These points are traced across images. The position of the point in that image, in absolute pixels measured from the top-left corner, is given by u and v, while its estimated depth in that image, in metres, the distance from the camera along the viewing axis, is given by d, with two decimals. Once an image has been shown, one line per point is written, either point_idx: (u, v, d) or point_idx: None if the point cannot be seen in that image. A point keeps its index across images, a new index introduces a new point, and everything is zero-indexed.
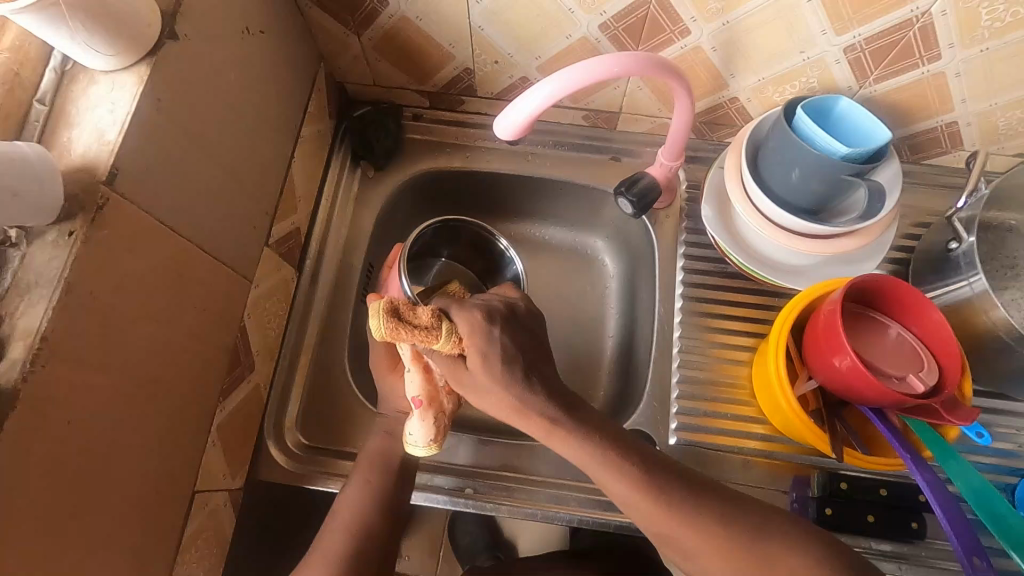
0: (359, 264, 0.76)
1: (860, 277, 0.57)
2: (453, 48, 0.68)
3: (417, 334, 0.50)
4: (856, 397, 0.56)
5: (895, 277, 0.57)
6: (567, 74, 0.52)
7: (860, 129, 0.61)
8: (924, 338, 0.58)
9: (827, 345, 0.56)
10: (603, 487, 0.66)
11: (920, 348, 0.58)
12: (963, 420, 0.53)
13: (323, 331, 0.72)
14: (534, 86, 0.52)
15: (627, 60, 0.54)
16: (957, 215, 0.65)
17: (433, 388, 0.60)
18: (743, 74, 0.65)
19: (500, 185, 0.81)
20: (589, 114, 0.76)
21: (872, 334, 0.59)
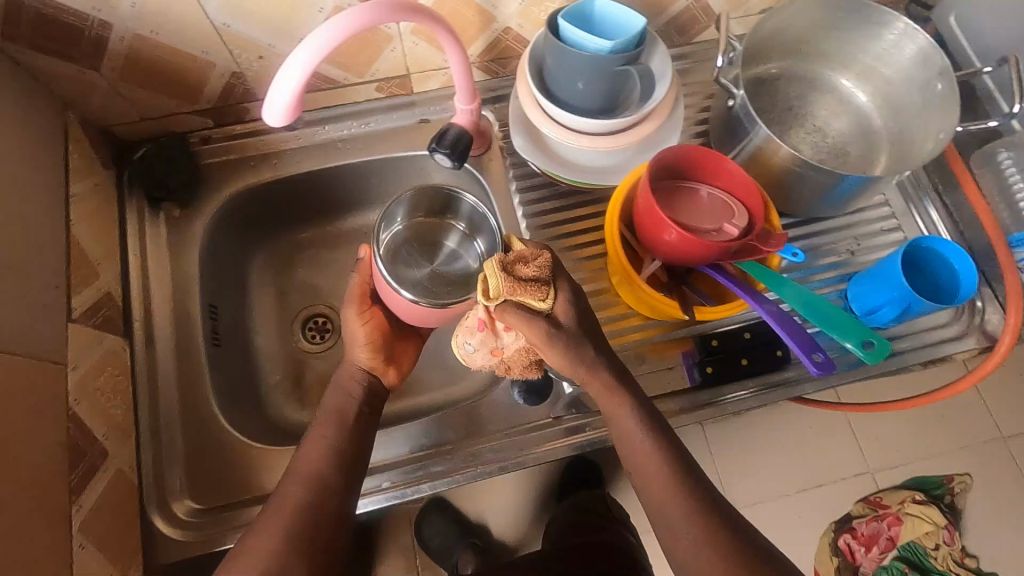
0: (196, 309, 0.70)
1: (658, 155, 0.62)
2: (208, 54, 0.63)
3: (534, 286, 0.49)
4: (694, 260, 0.61)
5: (684, 145, 0.62)
6: (316, 39, 0.49)
7: (616, 21, 0.64)
8: (727, 190, 0.64)
9: (653, 225, 0.60)
10: (513, 429, 0.68)
11: (729, 198, 0.63)
12: (776, 245, 0.59)
13: (182, 390, 0.67)
14: (288, 60, 0.48)
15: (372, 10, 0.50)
16: (720, 74, 0.69)
17: (505, 339, 0.55)
18: (505, 1, 0.66)
19: (321, 181, 0.79)
20: (382, 85, 0.75)
21: (688, 202, 0.64)
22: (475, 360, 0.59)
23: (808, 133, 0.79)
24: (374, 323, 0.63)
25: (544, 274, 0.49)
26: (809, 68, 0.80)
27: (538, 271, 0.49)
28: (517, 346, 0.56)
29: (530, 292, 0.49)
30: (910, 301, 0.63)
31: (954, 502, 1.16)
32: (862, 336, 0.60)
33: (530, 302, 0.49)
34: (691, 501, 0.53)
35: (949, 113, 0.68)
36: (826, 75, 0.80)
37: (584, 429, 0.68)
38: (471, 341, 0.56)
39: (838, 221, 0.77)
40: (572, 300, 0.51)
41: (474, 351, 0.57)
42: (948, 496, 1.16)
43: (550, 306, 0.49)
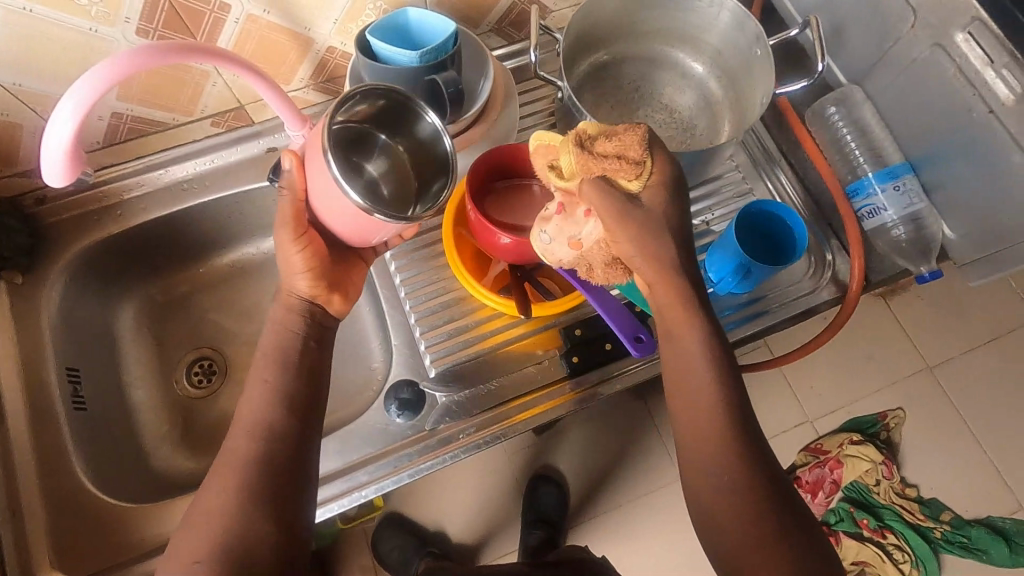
0: (51, 375, 0.68)
1: (480, 161, 0.63)
2: (9, 116, 0.61)
3: (618, 164, 0.47)
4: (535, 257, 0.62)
5: (500, 146, 0.63)
6: (66, 104, 0.47)
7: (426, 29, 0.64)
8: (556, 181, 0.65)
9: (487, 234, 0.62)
10: (389, 446, 0.67)
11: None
12: None
13: (43, 464, 0.65)
14: (48, 130, 0.47)
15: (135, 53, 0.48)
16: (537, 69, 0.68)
17: (579, 228, 0.54)
18: (316, 23, 0.65)
19: (175, 223, 0.77)
20: (217, 119, 0.74)
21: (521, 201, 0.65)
22: (554, 253, 0.58)
23: (653, 111, 0.81)
24: (312, 251, 0.56)
25: (632, 151, 0.47)
26: (648, 48, 0.82)
27: (636, 148, 0.47)
28: (597, 238, 0.53)
29: (624, 172, 0.47)
30: (747, 266, 0.65)
31: (890, 437, 1.15)
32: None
33: (613, 176, 0.47)
34: (719, 420, 0.51)
35: (769, 76, 0.70)
36: (664, 52, 0.82)
37: (460, 435, 0.67)
38: (547, 230, 0.57)
39: (694, 192, 0.77)
40: (661, 190, 0.49)
41: (551, 245, 0.57)
42: (883, 432, 1.15)
43: (638, 187, 0.48)
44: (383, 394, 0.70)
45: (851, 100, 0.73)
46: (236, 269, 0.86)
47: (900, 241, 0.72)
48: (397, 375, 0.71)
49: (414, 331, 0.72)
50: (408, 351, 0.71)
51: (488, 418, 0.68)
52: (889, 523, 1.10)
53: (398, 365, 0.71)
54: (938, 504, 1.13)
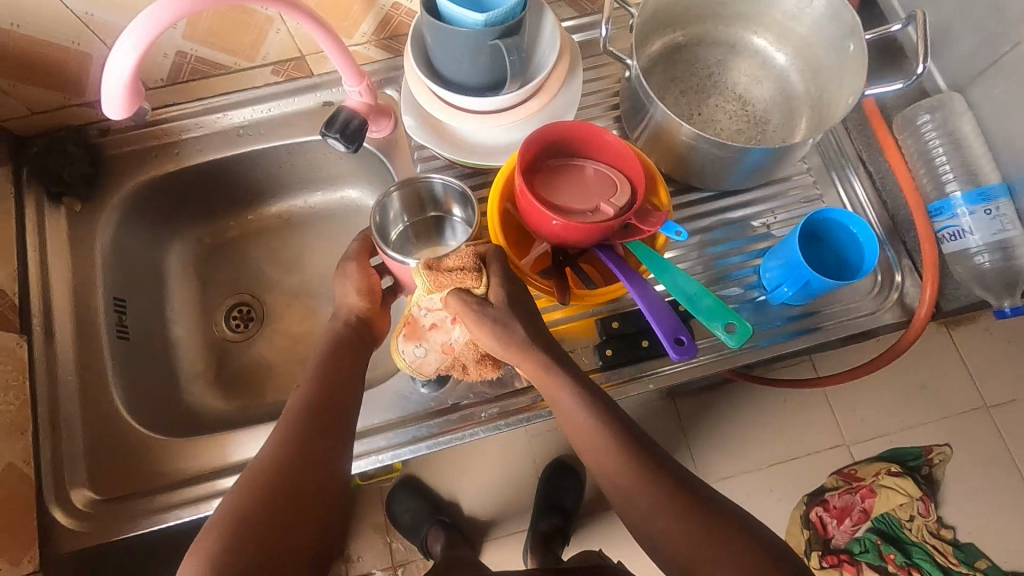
0: (98, 303, 0.71)
1: (536, 134, 0.59)
2: (80, 45, 0.62)
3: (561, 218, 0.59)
4: (579, 243, 0.58)
5: (559, 121, 0.59)
6: (127, 36, 0.46)
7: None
8: (607, 163, 0.61)
9: (536, 214, 0.57)
10: (410, 416, 0.67)
11: (614, 173, 0.60)
12: (660, 224, 0.57)
13: (82, 386, 0.67)
14: (108, 61, 0.47)
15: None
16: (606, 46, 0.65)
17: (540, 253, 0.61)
18: None
19: (227, 169, 0.78)
20: (277, 67, 0.73)
21: (569, 180, 0.61)
22: (424, 369, 0.63)
23: (725, 101, 0.76)
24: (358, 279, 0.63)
25: (470, 262, 0.57)
26: (728, 31, 0.77)
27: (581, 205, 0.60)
28: (464, 340, 0.61)
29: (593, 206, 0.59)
30: (809, 277, 0.60)
31: (932, 474, 1.03)
32: (722, 319, 0.57)
33: (461, 285, 0.57)
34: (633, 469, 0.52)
35: (859, 74, 0.64)
36: (745, 39, 0.76)
37: (481, 414, 0.66)
38: (420, 344, 0.62)
39: (756, 192, 0.72)
40: (506, 289, 0.57)
41: (424, 358, 0.62)
42: (925, 466, 1.03)
43: (484, 291, 0.57)
44: None
45: (949, 108, 0.66)
46: (282, 221, 0.87)
47: (983, 266, 0.66)
48: None
49: None
50: None
51: (511, 401, 0.67)
52: (917, 561, 1.00)
53: None
54: (975, 549, 1.01)
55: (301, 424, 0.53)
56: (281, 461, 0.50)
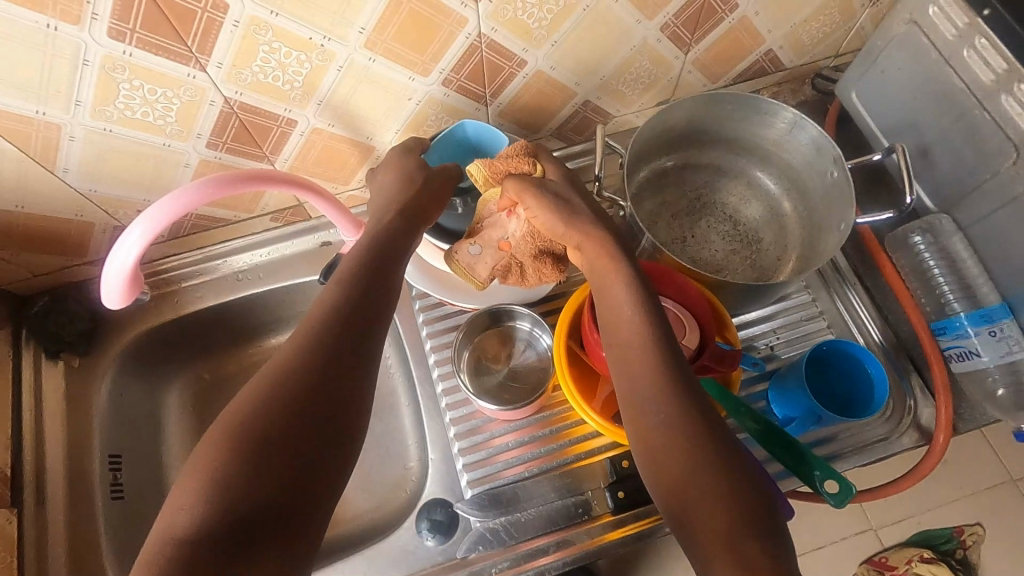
0: (93, 463, 0.69)
1: None
2: (83, 216, 0.63)
3: (515, 158, 0.62)
4: None
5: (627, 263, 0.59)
6: (132, 233, 0.50)
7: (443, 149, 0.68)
8: (682, 301, 0.60)
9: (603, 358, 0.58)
10: (417, 574, 0.64)
11: (681, 311, 0.59)
12: (733, 364, 0.56)
13: (73, 555, 0.64)
14: (110, 254, 0.51)
15: (202, 190, 0.51)
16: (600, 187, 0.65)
17: (508, 224, 0.64)
18: (378, 132, 0.66)
19: (227, 310, 0.78)
20: (275, 215, 0.75)
21: None
22: (477, 272, 0.65)
23: (716, 222, 0.77)
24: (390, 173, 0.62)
25: (523, 152, 0.63)
26: (714, 155, 0.79)
27: (513, 149, 0.63)
28: (521, 231, 0.64)
29: (519, 156, 0.63)
30: (817, 413, 0.59)
31: (967, 558, 0.88)
32: (828, 472, 0.53)
33: (517, 170, 0.62)
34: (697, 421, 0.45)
35: (846, 200, 0.66)
36: (730, 161, 0.79)
37: (492, 568, 0.63)
38: (476, 243, 0.65)
39: (753, 314, 0.71)
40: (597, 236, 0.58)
41: (477, 257, 0.65)
42: (959, 550, 0.88)
43: (539, 175, 0.63)
44: (415, 511, 0.67)
45: (940, 230, 0.68)
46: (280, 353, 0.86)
47: (995, 390, 0.65)
48: (431, 492, 0.68)
49: (450, 445, 0.69)
50: (444, 465, 0.69)
51: (524, 551, 0.64)
52: None
53: (432, 481, 0.68)
54: None
55: (307, 357, 0.43)
56: (276, 405, 0.41)
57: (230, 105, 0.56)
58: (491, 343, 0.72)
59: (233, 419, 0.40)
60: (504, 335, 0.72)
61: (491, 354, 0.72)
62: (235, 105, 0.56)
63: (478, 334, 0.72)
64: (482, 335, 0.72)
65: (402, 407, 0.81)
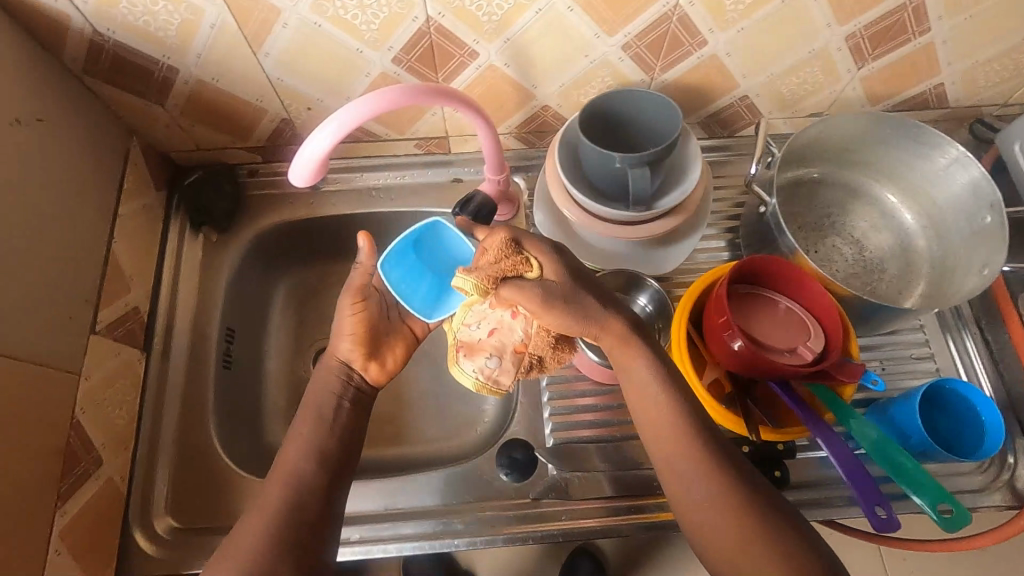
0: (213, 331, 0.74)
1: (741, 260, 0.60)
2: (261, 102, 0.68)
3: (511, 257, 0.54)
4: (756, 372, 0.59)
5: (765, 257, 0.60)
6: (331, 123, 0.52)
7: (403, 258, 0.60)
8: (808, 307, 0.61)
9: (721, 333, 0.59)
10: (489, 503, 0.67)
11: (805, 314, 0.61)
12: (853, 377, 0.56)
13: (184, 407, 0.70)
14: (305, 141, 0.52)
15: (404, 94, 0.53)
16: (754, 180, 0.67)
17: (514, 327, 0.59)
18: (544, 83, 0.68)
19: (352, 224, 0.82)
20: (421, 143, 0.78)
21: (760, 310, 0.62)
22: (498, 384, 0.60)
23: (842, 243, 0.77)
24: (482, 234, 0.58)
25: (506, 251, 0.54)
26: (855, 177, 0.78)
27: (500, 253, 0.54)
28: (530, 330, 0.59)
29: (502, 251, 0.54)
30: (924, 444, 0.58)
31: None
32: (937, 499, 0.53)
33: (511, 272, 0.54)
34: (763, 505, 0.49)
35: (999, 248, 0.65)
36: (870, 187, 0.78)
37: (562, 516, 0.66)
38: (472, 359, 0.60)
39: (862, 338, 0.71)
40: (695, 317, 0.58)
41: (497, 369, 0.60)
42: None
43: (537, 275, 0.55)
44: (496, 445, 0.70)
45: None
46: None
47: None
48: (514, 433, 0.71)
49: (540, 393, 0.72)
50: (530, 411, 0.71)
51: (594, 508, 0.66)
52: None
53: (517, 423, 0.71)
54: None
55: (285, 486, 0.55)
56: (241, 534, 0.51)
57: (429, 25, 0.59)
58: None
59: (254, 529, 0.51)
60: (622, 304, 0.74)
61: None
62: (433, 25, 0.59)
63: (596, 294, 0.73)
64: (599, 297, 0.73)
65: None
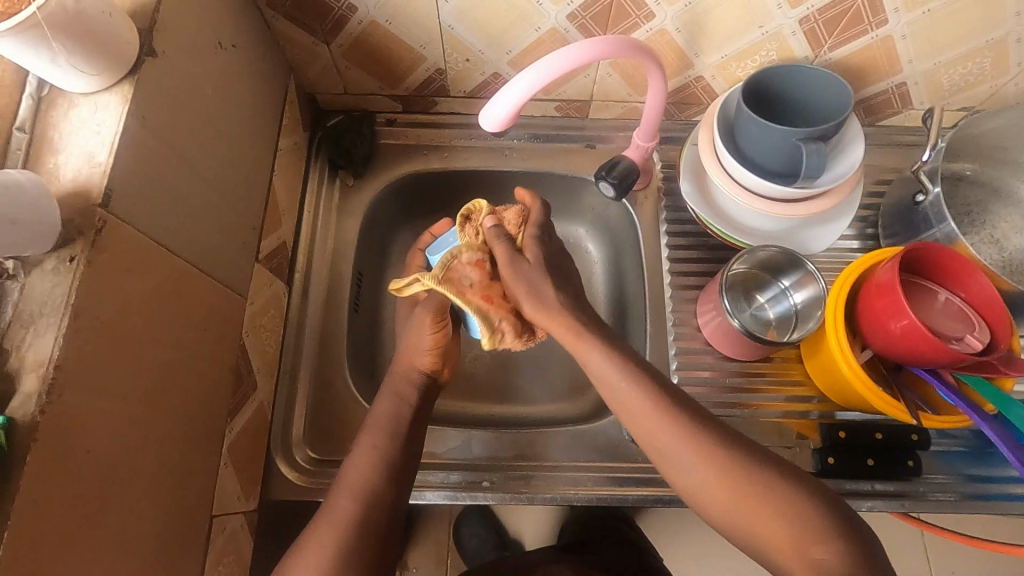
0: (348, 273, 0.76)
1: (912, 245, 0.60)
2: (424, 49, 0.68)
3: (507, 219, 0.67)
4: (913, 358, 0.58)
5: (936, 246, 0.59)
6: (525, 78, 0.52)
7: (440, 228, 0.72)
8: (970, 301, 0.61)
9: (883, 314, 0.59)
10: (616, 464, 0.68)
11: (968, 310, 0.61)
12: (1020, 372, 0.56)
13: (320, 343, 0.71)
14: (498, 96, 0.53)
15: (599, 46, 0.53)
16: (922, 168, 0.66)
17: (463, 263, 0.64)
18: (707, 52, 0.68)
19: (479, 182, 0.82)
20: (561, 105, 0.78)
21: (916, 301, 0.62)
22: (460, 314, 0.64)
23: (982, 242, 0.75)
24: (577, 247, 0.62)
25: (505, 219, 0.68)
26: (998, 177, 0.77)
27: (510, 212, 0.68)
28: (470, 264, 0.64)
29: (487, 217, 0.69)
30: None
31: None
32: None
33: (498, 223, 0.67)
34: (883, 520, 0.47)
35: None
36: (1015, 188, 0.76)
37: None
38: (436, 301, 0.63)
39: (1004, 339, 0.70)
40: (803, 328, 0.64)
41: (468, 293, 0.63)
42: None
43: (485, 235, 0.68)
44: None
45: None
46: None
47: None
48: None
49: (668, 364, 0.72)
50: None
51: None
52: None
53: None
54: None
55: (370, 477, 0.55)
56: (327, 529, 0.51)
57: None
58: (747, 284, 0.72)
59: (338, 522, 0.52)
60: (764, 283, 0.72)
61: (741, 287, 0.72)
62: None
63: (741, 269, 0.71)
64: (744, 273, 0.72)
65: None
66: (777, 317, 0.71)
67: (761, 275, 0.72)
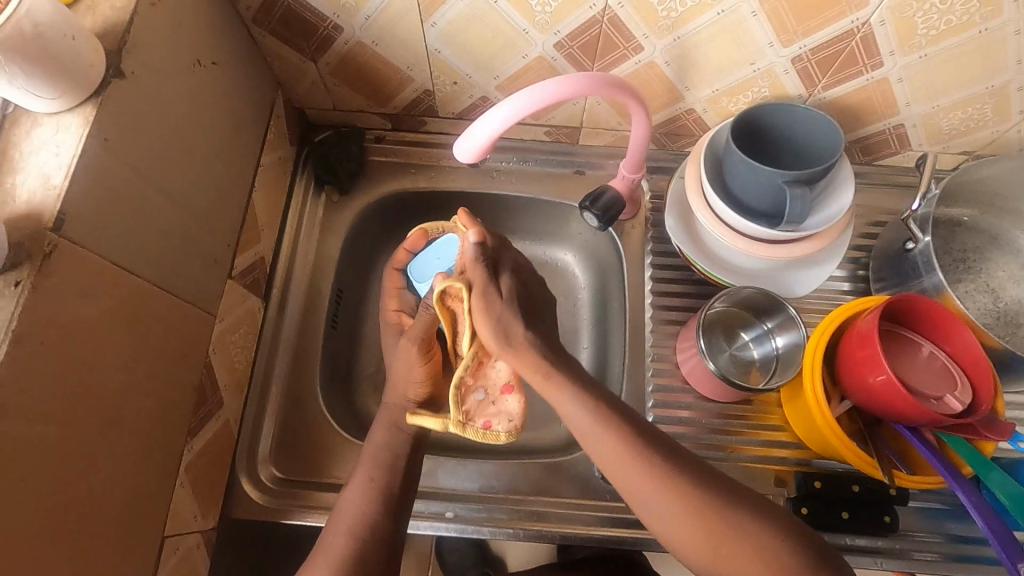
0: (327, 289, 0.75)
1: (895, 296, 0.58)
2: (411, 70, 0.68)
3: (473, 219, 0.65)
4: (891, 414, 0.56)
5: (921, 298, 0.57)
6: (501, 110, 0.52)
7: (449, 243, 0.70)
8: (955, 357, 0.59)
9: (862, 366, 0.57)
10: (584, 500, 0.66)
11: (952, 365, 0.59)
12: (999, 435, 0.54)
13: (293, 360, 0.71)
14: (477, 123, 0.53)
15: (578, 82, 0.52)
16: (913, 216, 0.65)
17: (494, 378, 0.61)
18: (697, 86, 0.66)
19: (466, 203, 0.82)
20: (551, 130, 0.77)
21: (899, 353, 0.60)
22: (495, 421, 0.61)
23: (977, 291, 0.72)
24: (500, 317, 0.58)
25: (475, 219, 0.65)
26: (996, 224, 0.75)
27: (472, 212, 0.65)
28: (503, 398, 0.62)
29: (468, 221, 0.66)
30: None
31: None
32: None
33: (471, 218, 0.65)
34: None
35: None
36: (1013, 237, 0.74)
37: None
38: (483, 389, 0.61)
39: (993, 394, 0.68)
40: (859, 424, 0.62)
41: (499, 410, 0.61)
42: None
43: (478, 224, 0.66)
44: None
45: None
46: None
47: None
48: None
49: (643, 400, 0.70)
50: None
51: None
52: None
53: None
54: None
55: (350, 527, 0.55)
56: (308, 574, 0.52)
57: (604, 13, 0.58)
58: (728, 323, 0.71)
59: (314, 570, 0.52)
60: (745, 322, 0.71)
61: (721, 325, 0.71)
62: (608, 15, 0.58)
63: (722, 307, 0.70)
64: (725, 311, 0.70)
65: (581, 352, 0.81)
66: (759, 358, 0.70)
67: (743, 314, 0.71)
